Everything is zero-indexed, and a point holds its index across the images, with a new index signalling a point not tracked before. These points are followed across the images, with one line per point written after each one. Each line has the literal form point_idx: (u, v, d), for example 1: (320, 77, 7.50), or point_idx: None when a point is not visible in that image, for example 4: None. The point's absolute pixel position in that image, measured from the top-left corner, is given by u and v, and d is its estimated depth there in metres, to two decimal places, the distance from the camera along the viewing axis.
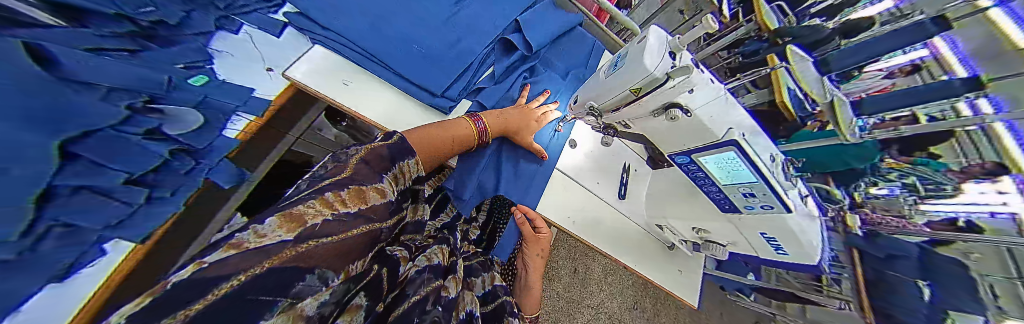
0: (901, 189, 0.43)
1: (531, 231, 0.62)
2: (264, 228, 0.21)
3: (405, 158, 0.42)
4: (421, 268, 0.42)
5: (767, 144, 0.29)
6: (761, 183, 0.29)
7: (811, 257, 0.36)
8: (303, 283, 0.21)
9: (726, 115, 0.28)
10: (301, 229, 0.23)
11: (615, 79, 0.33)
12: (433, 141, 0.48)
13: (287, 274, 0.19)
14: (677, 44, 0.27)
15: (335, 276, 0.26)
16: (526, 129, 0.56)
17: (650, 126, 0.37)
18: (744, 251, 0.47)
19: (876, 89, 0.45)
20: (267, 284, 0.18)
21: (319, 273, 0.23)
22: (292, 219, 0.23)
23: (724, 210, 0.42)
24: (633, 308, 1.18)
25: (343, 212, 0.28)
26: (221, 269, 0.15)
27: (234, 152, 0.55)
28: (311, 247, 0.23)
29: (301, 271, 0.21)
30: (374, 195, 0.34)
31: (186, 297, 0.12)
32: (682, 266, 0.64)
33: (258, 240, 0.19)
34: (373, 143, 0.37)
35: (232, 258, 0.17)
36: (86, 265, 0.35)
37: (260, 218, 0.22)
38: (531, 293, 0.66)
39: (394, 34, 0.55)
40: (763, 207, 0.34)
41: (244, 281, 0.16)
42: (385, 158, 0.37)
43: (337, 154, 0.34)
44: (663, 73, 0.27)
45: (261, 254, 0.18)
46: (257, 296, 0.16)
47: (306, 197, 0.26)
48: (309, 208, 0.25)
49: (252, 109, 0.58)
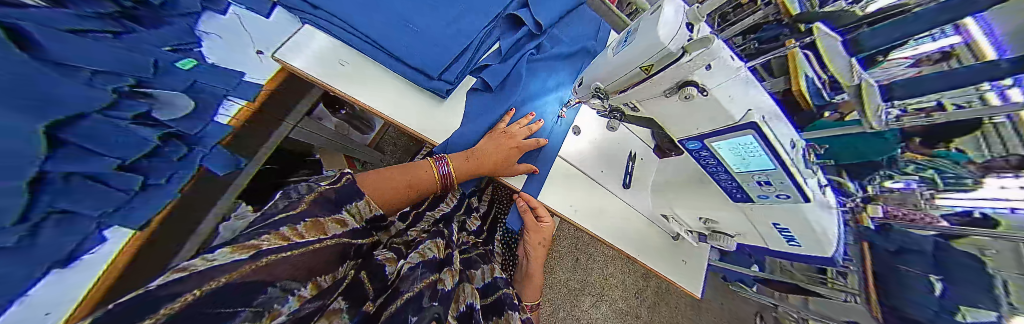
0: (920, 183, 0.41)
1: (534, 220, 0.60)
2: (216, 255, 0.23)
3: (353, 200, 0.41)
4: (415, 264, 0.41)
5: (787, 128, 0.27)
6: (779, 170, 0.27)
7: (825, 249, 0.34)
8: (265, 295, 0.23)
9: (744, 96, 0.26)
10: (257, 251, 0.25)
11: (624, 56, 0.31)
12: (392, 185, 0.51)
13: (247, 288, 0.22)
14: (696, 15, 0.25)
15: (301, 286, 0.27)
16: (501, 159, 0.53)
17: (660, 107, 0.35)
18: (754, 243, 0.45)
19: (900, 77, 0.37)
20: (228, 298, 0.20)
21: (281, 286, 0.25)
22: (246, 246, 0.25)
23: (736, 200, 0.40)
24: (636, 298, 1.19)
25: (298, 242, 0.30)
26: (172, 288, 0.17)
27: (226, 139, 0.54)
28: (272, 261, 0.26)
29: (264, 284, 0.23)
30: (333, 224, 0.36)
31: (152, 307, 0.15)
32: (687, 257, 0.63)
33: (208, 263, 0.21)
34: (322, 186, 0.37)
35: (191, 276, 0.19)
36: (86, 252, 0.36)
37: (211, 249, 0.24)
38: (532, 282, 0.66)
39: (388, 12, 0.51)
40: (779, 197, 0.32)
41: (199, 296, 0.18)
42: (335, 201, 0.37)
43: (289, 191, 0.35)
44: (678, 47, 0.25)
45: (217, 271, 0.20)
46: (216, 310, 0.18)
47: (261, 232, 0.28)
48: (264, 241, 0.27)
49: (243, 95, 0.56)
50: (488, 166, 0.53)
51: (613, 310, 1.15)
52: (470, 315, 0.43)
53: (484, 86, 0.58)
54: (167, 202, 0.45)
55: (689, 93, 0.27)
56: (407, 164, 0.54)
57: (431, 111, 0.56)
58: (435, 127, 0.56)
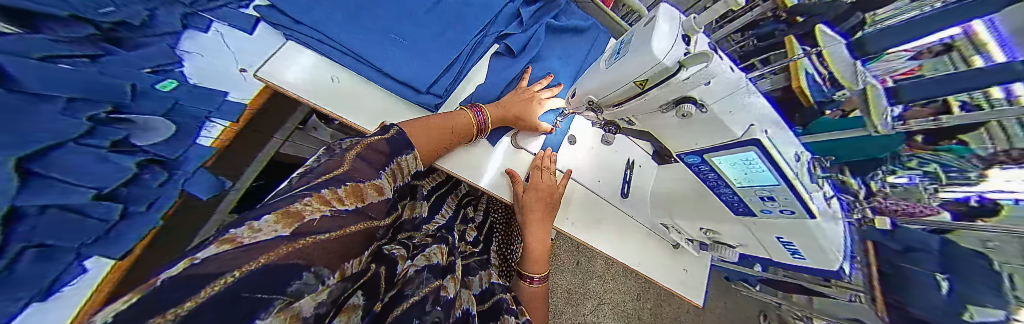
0: (924, 177, 0.36)
1: (539, 173, 0.54)
2: (260, 224, 0.19)
3: (404, 153, 0.40)
4: (420, 267, 0.41)
5: (791, 141, 0.26)
6: (783, 186, 0.26)
7: (832, 263, 0.33)
8: (299, 283, 0.19)
9: (745, 110, 0.25)
10: (298, 224, 0.21)
11: (618, 69, 0.30)
12: (432, 137, 0.46)
13: (286, 272, 0.18)
14: (692, 26, 0.24)
15: (331, 274, 0.24)
16: (529, 111, 0.53)
17: (658, 122, 0.34)
18: (756, 254, 0.44)
19: (903, 75, 0.35)
20: (269, 279, 0.16)
21: (315, 272, 0.21)
22: (289, 213, 0.21)
23: (738, 213, 0.39)
24: (637, 300, 1.18)
25: (340, 210, 0.26)
26: (217, 263, 0.14)
27: (210, 161, 0.52)
28: (308, 243, 0.21)
29: (299, 268, 0.19)
30: (372, 192, 0.31)
31: (195, 284, 0.12)
32: (687, 266, 0.62)
33: (252, 234, 0.18)
34: (370, 138, 0.35)
35: (222, 254, 0.15)
36: (63, 285, 0.32)
37: (254, 214, 0.19)
38: (536, 254, 0.57)
39: (373, 28, 0.51)
40: (783, 212, 0.31)
41: (241, 277, 0.14)
42: (386, 154, 0.36)
43: (332, 147, 0.32)
44: (673, 62, 0.24)
45: (251, 251, 0.16)
46: (254, 295, 0.15)
47: (302, 193, 0.23)
48: (306, 205, 0.23)
49: (225, 116, 0.56)
50: (512, 114, 0.52)
51: (615, 313, 1.15)
52: (468, 321, 0.41)
53: (507, 51, 0.59)
54: (150, 228, 0.42)
55: (686, 110, 0.27)
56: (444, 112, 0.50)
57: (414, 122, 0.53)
58: None
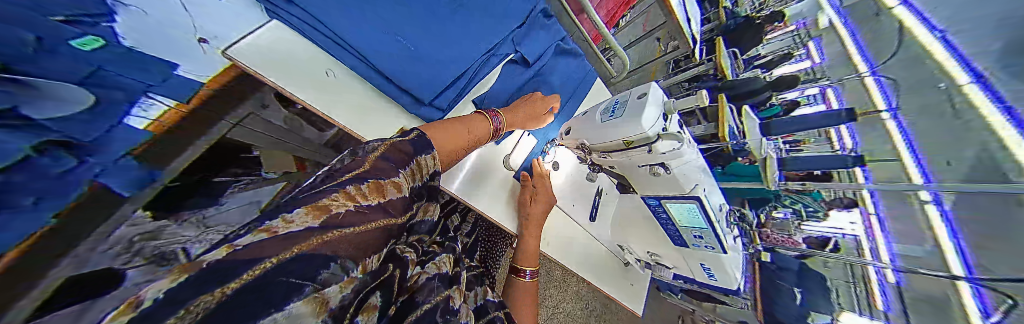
0: (792, 213, 0.71)
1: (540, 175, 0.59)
2: (293, 216, 0.19)
3: (425, 152, 0.37)
4: (432, 274, 0.38)
5: (716, 194, 0.39)
6: (709, 229, 0.38)
7: (733, 283, 0.44)
8: (328, 272, 0.19)
9: (692, 176, 0.37)
10: (326, 217, 0.21)
11: (610, 127, 0.37)
12: (450, 134, 0.44)
13: (315, 263, 0.18)
14: (670, 108, 0.33)
15: (356, 267, 0.23)
16: (533, 120, 0.59)
17: (630, 172, 0.43)
18: (684, 274, 0.53)
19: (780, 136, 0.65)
20: (299, 270, 0.17)
21: (341, 263, 0.21)
22: (318, 207, 0.21)
23: (676, 243, 0.49)
24: (587, 308, 1.30)
25: (364, 207, 0.25)
26: (257, 250, 0.16)
27: (143, 148, 0.31)
28: (336, 237, 0.21)
29: (326, 259, 0.19)
30: (393, 189, 0.30)
31: (235, 270, 0.14)
32: (632, 280, 0.72)
33: (288, 225, 0.19)
34: (392, 138, 0.34)
35: (267, 241, 0.17)
36: None
37: (291, 206, 0.20)
38: (529, 247, 0.58)
39: (378, 19, 0.44)
40: (707, 247, 0.42)
41: (275, 264, 0.16)
42: (409, 155, 0.34)
43: (355, 150, 0.30)
44: (655, 133, 0.32)
45: (289, 241, 0.18)
46: (287, 280, 0.16)
47: (328, 190, 0.23)
48: (334, 200, 0.23)
49: (172, 92, 0.36)
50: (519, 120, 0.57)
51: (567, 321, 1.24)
52: None
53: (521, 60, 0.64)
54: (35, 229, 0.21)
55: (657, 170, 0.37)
56: (458, 117, 0.49)
57: (384, 115, 0.57)
58: (378, 127, 0.56)
